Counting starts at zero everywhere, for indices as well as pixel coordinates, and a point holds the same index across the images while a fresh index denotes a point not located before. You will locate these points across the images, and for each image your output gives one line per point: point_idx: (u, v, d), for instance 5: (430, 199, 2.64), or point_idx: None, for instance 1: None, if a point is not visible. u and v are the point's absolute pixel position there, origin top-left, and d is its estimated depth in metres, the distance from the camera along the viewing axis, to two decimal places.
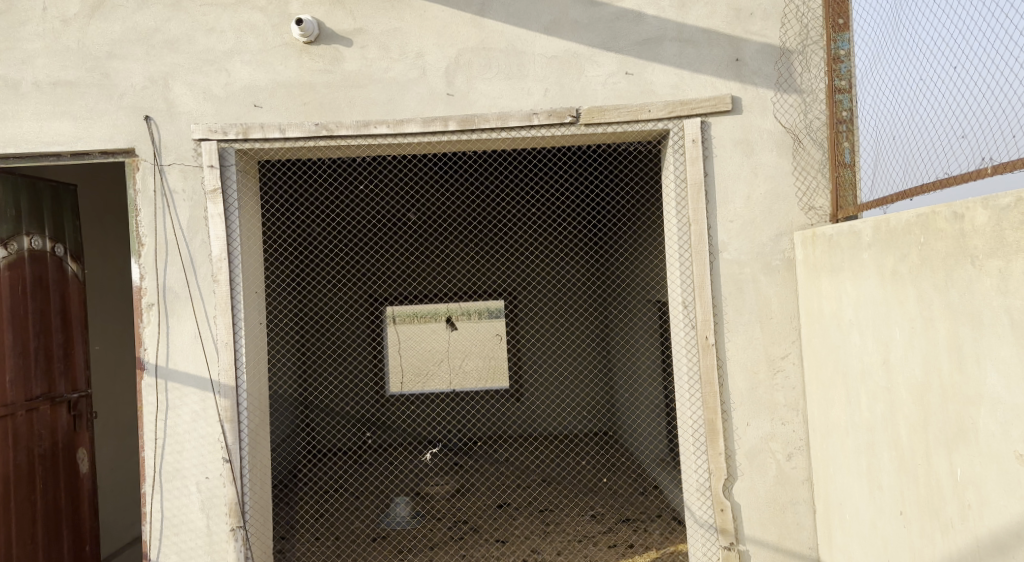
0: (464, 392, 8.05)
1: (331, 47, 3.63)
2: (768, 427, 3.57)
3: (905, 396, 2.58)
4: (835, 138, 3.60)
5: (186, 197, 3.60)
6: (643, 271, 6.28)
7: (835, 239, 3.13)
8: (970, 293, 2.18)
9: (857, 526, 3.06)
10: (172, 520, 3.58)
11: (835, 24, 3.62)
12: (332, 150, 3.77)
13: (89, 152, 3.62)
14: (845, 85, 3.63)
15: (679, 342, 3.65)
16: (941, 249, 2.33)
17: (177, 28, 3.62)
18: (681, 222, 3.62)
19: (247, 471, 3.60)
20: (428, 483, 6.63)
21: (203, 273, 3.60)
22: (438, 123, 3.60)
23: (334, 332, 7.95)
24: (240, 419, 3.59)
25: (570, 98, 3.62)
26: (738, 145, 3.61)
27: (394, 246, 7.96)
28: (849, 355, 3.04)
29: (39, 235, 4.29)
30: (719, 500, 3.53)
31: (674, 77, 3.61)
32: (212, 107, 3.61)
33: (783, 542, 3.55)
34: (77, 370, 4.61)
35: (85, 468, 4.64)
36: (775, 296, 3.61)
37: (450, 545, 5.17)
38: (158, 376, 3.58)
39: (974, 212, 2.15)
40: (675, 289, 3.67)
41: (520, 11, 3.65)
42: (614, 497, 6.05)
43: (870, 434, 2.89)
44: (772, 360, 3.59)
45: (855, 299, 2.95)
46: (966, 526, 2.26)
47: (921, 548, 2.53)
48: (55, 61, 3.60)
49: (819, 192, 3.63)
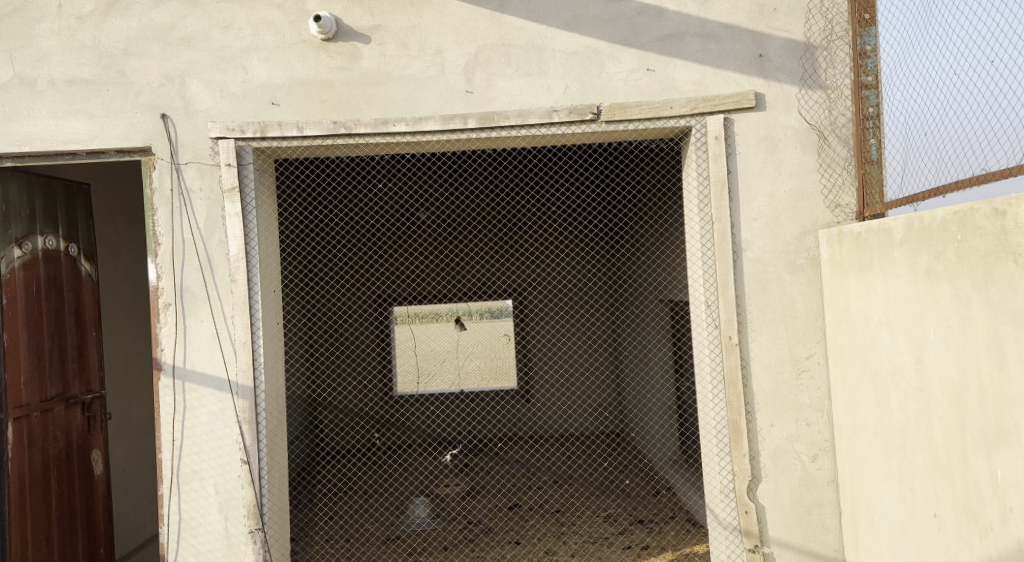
0: (473, 393, 8.02)
1: (350, 44, 3.59)
2: (793, 428, 3.52)
3: (940, 397, 2.54)
4: (861, 134, 3.54)
5: (202, 196, 3.57)
6: (656, 269, 6.27)
7: (863, 237, 3.07)
8: (1013, 292, 2.12)
9: (887, 529, 3.01)
10: (190, 523, 3.54)
11: (861, 19, 3.56)
12: (350, 148, 3.72)
13: (104, 150, 3.59)
14: (871, 80, 3.57)
15: (702, 342, 3.60)
16: (980, 246, 2.28)
17: (194, 25, 3.59)
18: (703, 220, 3.58)
19: (266, 473, 3.57)
20: (439, 484, 6.58)
21: (220, 272, 3.57)
22: (457, 121, 3.56)
23: (342, 332, 7.92)
24: (258, 420, 3.56)
25: (591, 95, 3.58)
26: (762, 142, 3.56)
27: (403, 244, 7.92)
28: (879, 355, 2.99)
29: (52, 235, 4.26)
30: (743, 502, 3.48)
31: (696, 74, 3.57)
32: (229, 105, 3.57)
33: (808, 545, 3.50)
34: (90, 371, 4.58)
35: (99, 469, 4.60)
36: (799, 295, 3.56)
37: (465, 546, 5.14)
38: (175, 377, 3.55)
39: (1016, 208, 2.09)
40: (698, 288, 3.62)
41: (540, 6, 3.61)
42: (626, 498, 6.00)
43: (902, 435, 2.84)
44: (797, 361, 3.54)
45: (886, 298, 2.90)
46: (1007, 529, 2.20)
47: (958, 551, 2.48)
48: (71, 59, 3.57)
49: (845, 189, 3.57)
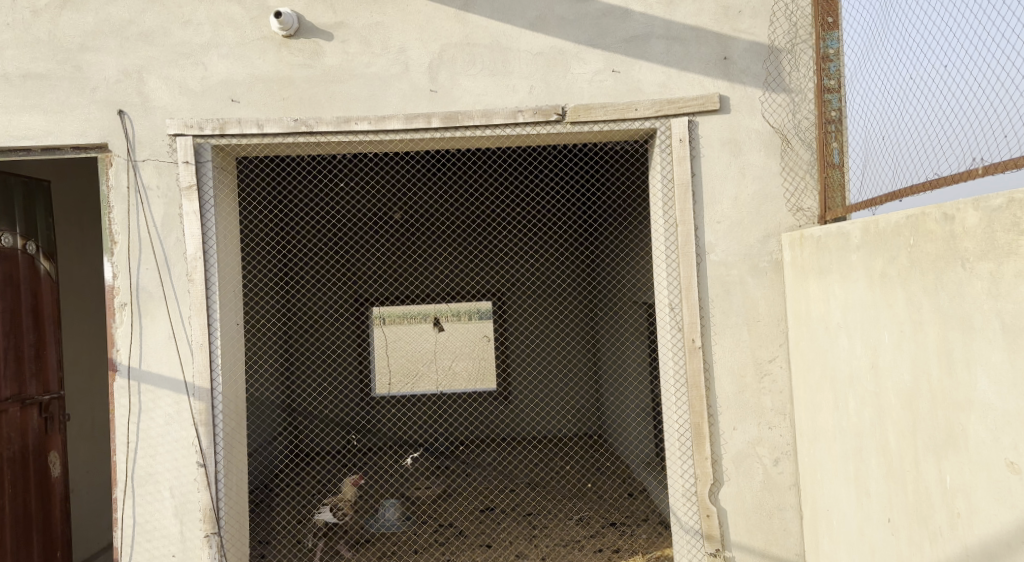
0: (451, 394, 7.95)
1: (312, 41, 3.54)
2: (755, 431, 3.52)
3: (894, 402, 2.53)
4: (824, 138, 3.55)
5: (160, 193, 3.50)
6: (631, 272, 6.26)
7: (824, 240, 3.07)
8: (961, 297, 2.12)
9: (844, 533, 3.00)
10: (145, 526, 3.47)
11: (824, 22, 3.58)
12: (312, 147, 3.67)
13: (60, 147, 3.50)
14: (834, 84, 3.58)
15: (666, 344, 3.59)
16: (930, 251, 2.28)
17: (152, 20, 3.52)
18: (667, 223, 3.57)
19: (222, 477, 3.50)
20: (412, 486, 6.52)
21: (177, 272, 3.50)
22: (421, 120, 3.51)
23: (321, 329, 7.86)
24: (215, 422, 3.49)
25: (556, 96, 3.55)
26: (726, 145, 3.55)
27: (380, 244, 7.86)
28: (837, 359, 2.99)
29: (10, 232, 4.17)
30: (705, 506, 3.47)
31: (661, 76, 3.55)
32: (188, 101, 3.51)
33: (769, 548, 3.49)
34: (48, 372, 4.49)
35: (57, 472, 4.51)
36: (762, 298, 3.55)
37: (436, 548, 5.10)
38: (131, 378, 3.48)
39: (964, 213, 2.09)
40: (662, 290, 3.61)
41: (505, 6, 3.58)
42: (600, 500, 5.98)
43: (858, 439, 2.83)
44: (759, 364, 3.53)
45: (844, 302, 2.90)
46: (956, 535, 2.19)
47: (909, 556, 2.47)
48: (26, 53, 3.49)
49: (807, 192, 3.58)
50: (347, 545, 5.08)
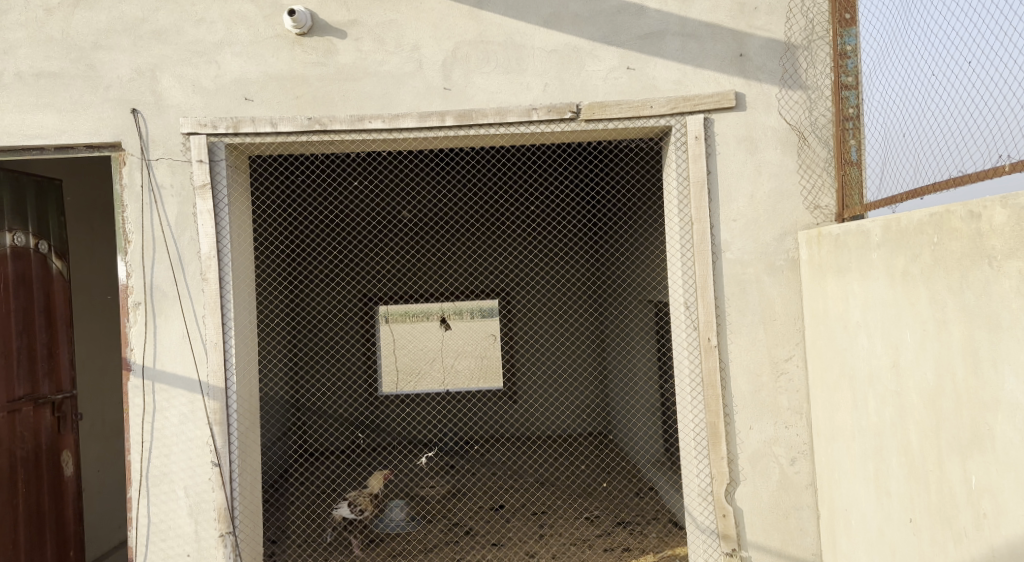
0: (458, 393, 7.95)
1: (325, 38, 3.53)
2: (772, 431, 3.50)
3: (916, 401, 2.51)
4: (841, 136, 3.52)
5: (173, 192, 3.50)
6: (640, 271, 6.26)
7: (842, 239, 3.05)
8: (987, 296, 2.10)
9: (863, 533, 2.98)
10: (159, 526, 3.47)
11: (841, 19, 3.56)
12: (326, 145, 3.65)
13: (73, 145, 3.49)
14: (851, 81, 3.54)
15: (681, 343, 3.58)
16: (956, 249, 2.25)
17: (165, 18, 3.51)
18: (682, 221, 3.55)
19: (237, 476, 3.50)
20: (421, 485, 6.51)
21: (191, 271, 3.49)
22: (435, 118, 3.50)
23: (328, 328, 7.86)
24: (229, 421, 3.49)
25: (570, 93, 3.53)
26: (742, 142, 3.53)
27: (387, 243, 7.86)
28: (856, 358, 2.97)
29: (22, 232, 4.17)
30: (720, 506, 3.45)
31: (676, 73, 3.53)
32: (201, 99, 3.50)
33: (786, 548, 3.47)
34: (61, 372, 4.49)
35: (69, 471, 4.52)
36: (778, 297, 3.53)
37: (447, 547, 5.10)
38: (145, 378, 3.47)
39: (991, 210, 2.07)
40: (677, 289, 3.59)
41: (519, 3, 3.56)
42: (609, 499, 5.96)
43: (878, 438, 2.81)
44: (776, 363, 3.51)
45: (864, 300, 2.87)
46: (981, 535, 2.17)
47: (932, 555, 2.45)
48: (39, 52, 3.48)
49: (824, 190, 3.55)
50: (359, 543, 5.07)
